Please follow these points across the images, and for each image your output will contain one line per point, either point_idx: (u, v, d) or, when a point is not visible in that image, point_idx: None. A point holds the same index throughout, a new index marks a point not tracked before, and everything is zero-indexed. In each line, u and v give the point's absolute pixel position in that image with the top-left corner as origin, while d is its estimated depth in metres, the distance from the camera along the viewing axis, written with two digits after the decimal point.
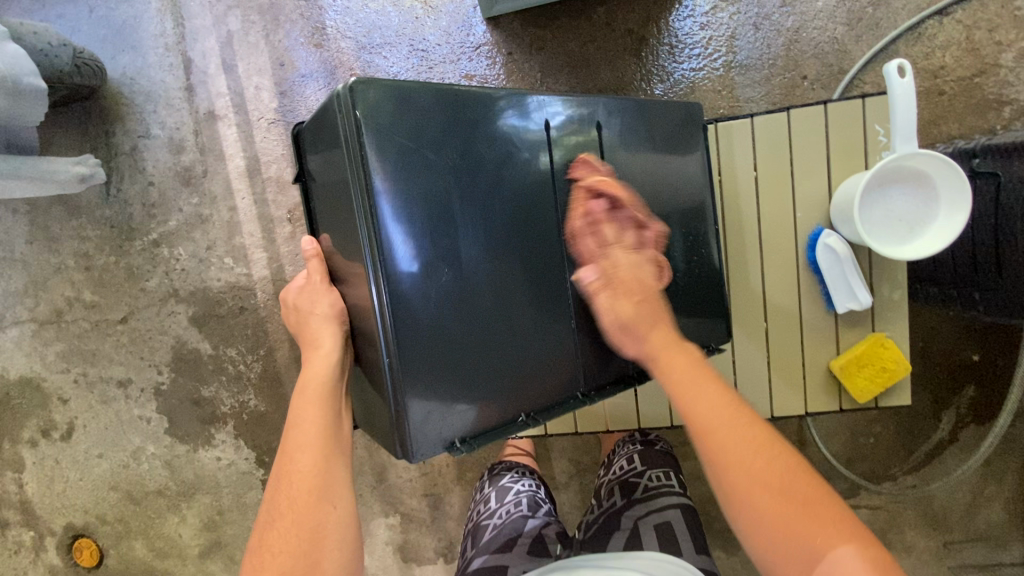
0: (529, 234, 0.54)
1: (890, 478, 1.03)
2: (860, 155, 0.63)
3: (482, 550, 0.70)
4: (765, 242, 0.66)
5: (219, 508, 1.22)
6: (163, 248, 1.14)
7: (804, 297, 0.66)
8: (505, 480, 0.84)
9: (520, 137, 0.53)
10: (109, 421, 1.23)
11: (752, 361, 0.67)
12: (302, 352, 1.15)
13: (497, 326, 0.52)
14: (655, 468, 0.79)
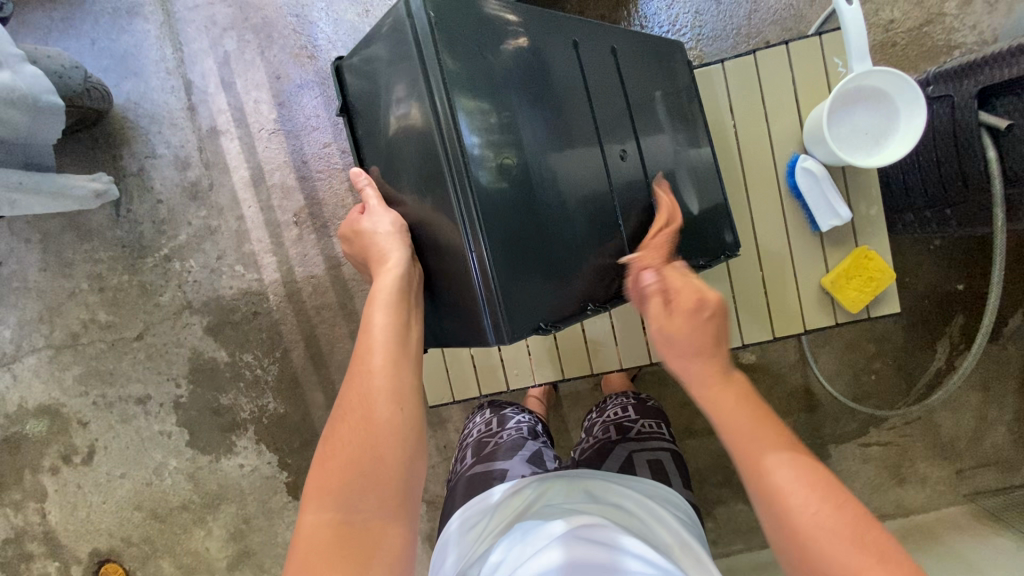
0: (581, 136, 0.56)
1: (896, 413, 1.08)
2: (825, 86, 0.69)
3: (486, 460, 0.75)
4: (747, 175, 0.71)
5: (245, 516, 1.23)
6: (175, 262, 1.18)
7: (790, 221, 0.71)
8: (509, 410, 0.88)
9: (563, 47, 0.56)
10: (129, 439, 1.24)
11: (749, 287, 0.72)
12: (316, 351, 1.18)
13: (562, 221, 0.54)
14: (648, 418, 0.82)
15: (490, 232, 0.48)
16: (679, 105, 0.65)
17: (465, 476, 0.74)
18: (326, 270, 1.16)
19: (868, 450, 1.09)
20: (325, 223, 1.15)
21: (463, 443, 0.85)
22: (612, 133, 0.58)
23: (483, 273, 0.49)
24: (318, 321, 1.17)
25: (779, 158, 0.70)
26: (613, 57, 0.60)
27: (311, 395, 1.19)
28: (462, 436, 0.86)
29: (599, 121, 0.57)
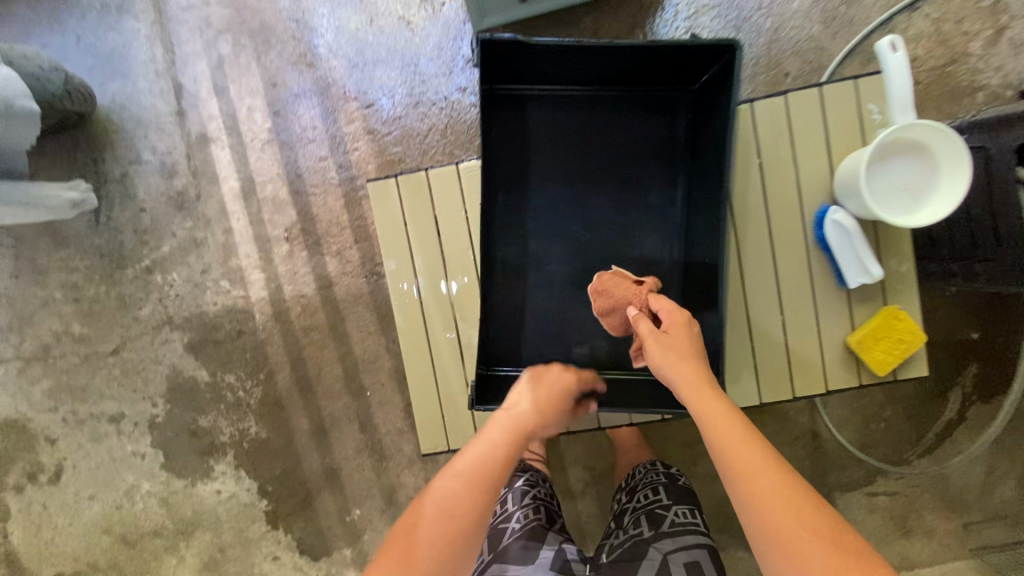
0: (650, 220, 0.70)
1: (904, 462, 1.04)
2: (858, 131, 0.64)
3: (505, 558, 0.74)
4: (774, 223, 0.66)
5: (221, 545, 1.17)
6: (156, 274, 1.12)
7: (816, 281, 0.66)
8: (522, 484, 0.85)
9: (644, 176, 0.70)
10: (101, 459, 1.17)
11: (771, 345, 0.67)
12: (303, 373, 1.12)
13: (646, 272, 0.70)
14: (681, 503, 0.78)
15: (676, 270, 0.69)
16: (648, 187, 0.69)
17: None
18: (316, 290, 1.10)
19: (874, 500, 1.05)
20: (318, 239, 1.10)
21: None
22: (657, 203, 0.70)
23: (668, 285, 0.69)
24: (307, 342, 1.11)
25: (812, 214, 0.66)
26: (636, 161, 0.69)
27: (296, 420, 1.13)
28: None
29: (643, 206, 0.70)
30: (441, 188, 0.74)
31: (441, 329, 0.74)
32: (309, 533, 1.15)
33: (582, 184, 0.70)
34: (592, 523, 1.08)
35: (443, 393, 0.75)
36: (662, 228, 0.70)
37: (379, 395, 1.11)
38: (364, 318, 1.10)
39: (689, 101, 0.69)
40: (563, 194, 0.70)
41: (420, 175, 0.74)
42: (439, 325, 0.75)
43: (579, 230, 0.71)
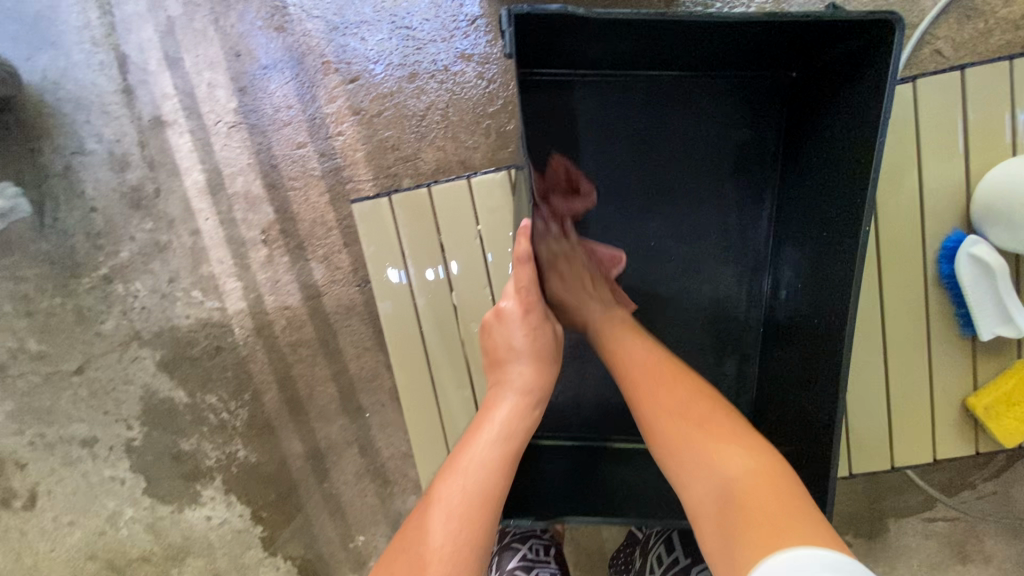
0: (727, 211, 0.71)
1: (968, 487, 0.94)
2: (998, 153, 0.64)
3: None
4: (900, 269, 0.66)
5: (215, 572, 1.08)
6: (117, 283, 0.97)
7: (936, 320, 0.66)
8: (517, 565, 0.78)
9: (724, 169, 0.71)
10: (76, 484, 1.07)
11: (881, 395, 0.68)
12: (293, 393, 0.99)
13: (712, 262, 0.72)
14: (700, 563, 0.67)
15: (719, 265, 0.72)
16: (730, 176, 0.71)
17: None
18: (302, 301, 0.95)
19: (932, 526, 0.96)
20: (300, 242, 0.94)
21: None
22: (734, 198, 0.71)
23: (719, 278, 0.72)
24: (295, 359, 0.98)
25: (890, 236, 0.66)
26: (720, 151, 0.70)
27: (288, 442, 1.02)
28: None
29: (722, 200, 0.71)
30: (445, 214, 0.74)
31: (443, 363, 0.75)
32: (309, 560, 1.06)
33: (660, 181, 0.71)
34: None
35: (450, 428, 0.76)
36: (738, 227, 0.71)
37: (379, 417, 0.99)
38: (359, 333, 0.96)
39: (776, 95, 0.69)
40: (641, 185, 0.71)
41: (422, 193, 0.73)
42: (444, 360, 0.76)
43: (649, 227, 0.72)
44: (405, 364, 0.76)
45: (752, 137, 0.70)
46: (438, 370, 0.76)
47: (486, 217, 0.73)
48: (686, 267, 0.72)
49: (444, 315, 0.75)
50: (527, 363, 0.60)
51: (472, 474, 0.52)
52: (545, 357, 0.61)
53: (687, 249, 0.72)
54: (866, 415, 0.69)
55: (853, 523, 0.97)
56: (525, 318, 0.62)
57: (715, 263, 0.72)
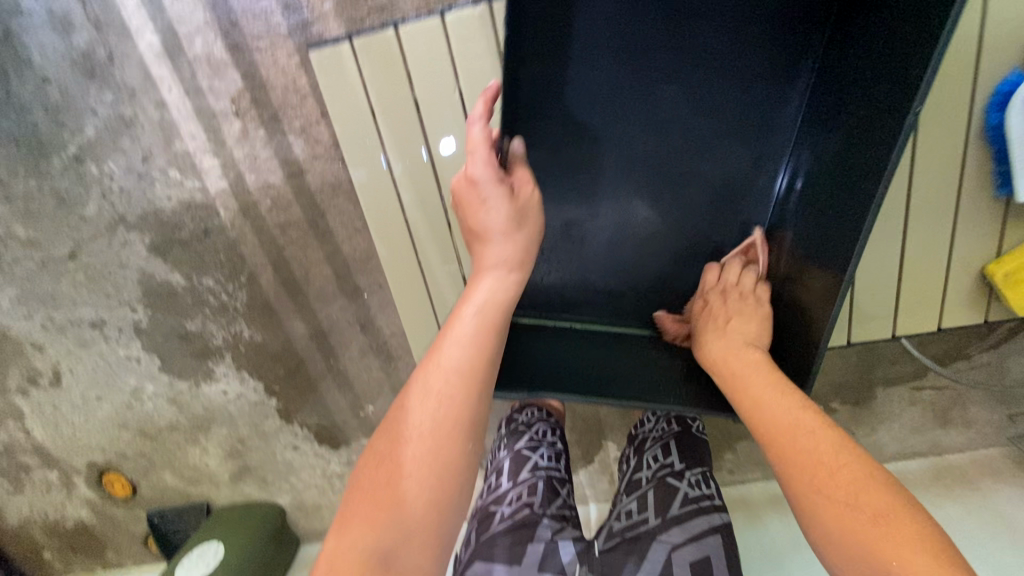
0: (745, 95, 0.69)
1: (963, 358, 0.95)
2: None
3: (485, 547, 0.64)
4: (944, 130, 0.72)
5: (239, 437, 1.16)
6: (89, 164, 0.92)
7: (977, 176, 0.74)
8: (524, 445, 0.80)
9: (759, 45, 0.67)
10: (95, 364, 1.11)
11: (893, 253, 0.78)
12: (289, 275, 0.98)
13: (716, 151, 0.71)
14: (694, 468, 0.71)
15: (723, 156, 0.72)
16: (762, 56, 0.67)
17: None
18: (285, 179, 0.90)
19: (918, 394, 0.99)
20: (275, 114, 0.86)
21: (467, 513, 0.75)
22: (757, 79, 0.68)
23: (717, 167, 0.72)
24: (287, 241, 0.95)
25: (935, 101, 0.71)
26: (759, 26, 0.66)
27: (290, 323, 1.03)
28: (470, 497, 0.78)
29: (744, 83, 0.68)
30: (422, 77, 0.69)
31: (429, 241, 0.77)
32: (325, 427, 1.14)
33: (685, 55, 0.67)
34: (613, 415, 1.05)
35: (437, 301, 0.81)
36: (755, 104, 0.69)
37: (377, 297, 1.00)
38: (348, 213, 0.92)
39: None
40: (666, 62, 0.67)
41: (390, 40, 0.67)
42: (428, 240, 0.77)
43: (661, 107, 0.69)
44: (391, 241, 0.78)
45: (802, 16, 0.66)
46: (418, 235, 0.77)
47: (465, 74, 0.69)
48: (699, 145, 0.71)
49: (430, 193, 0.75)
50: (498, 238, 0.60)
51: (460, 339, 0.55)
52: (519, 227, 0.61)
53: (705, 142, 0.71)
54: (887, 267, 0.79)
55: (841, 392, 0.99)
56: (486, 184, 0.60)
57: (727, 155, 0.72)
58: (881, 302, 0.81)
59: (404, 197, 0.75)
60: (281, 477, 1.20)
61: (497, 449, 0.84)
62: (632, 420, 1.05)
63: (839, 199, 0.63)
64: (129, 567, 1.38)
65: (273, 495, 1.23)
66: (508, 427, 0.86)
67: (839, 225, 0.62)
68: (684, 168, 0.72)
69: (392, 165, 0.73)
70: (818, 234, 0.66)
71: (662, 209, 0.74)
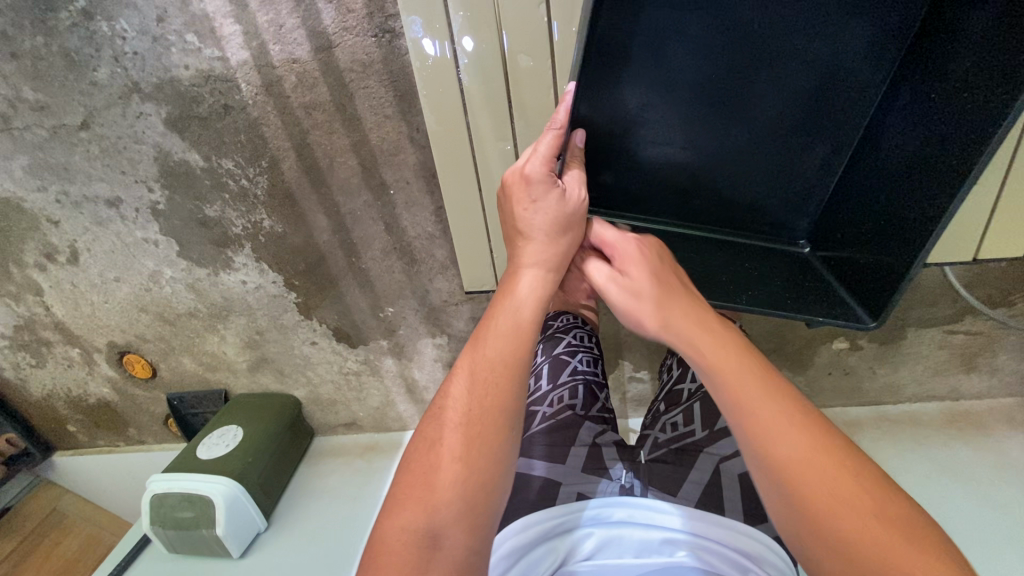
0: None
1: (1007, 304, 0.92)
2: None
3: (530, 442, 0.67)
4: None
5: (258, 329, 1.16)
6: (100, 21, 0.84)
7: None
8: (562, 350, 0.80)
9: None
10: (112, 244, 1.09)
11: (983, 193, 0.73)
12: (313, 164, 0.93)
13: (826, 33, 0.60)
14: None
15: (834, 37, 0.61)
16: None
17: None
18: (312, 54, 0.83)
19: (951, 337, 0.96)
20: None
21: None
22: None
23: (821, 51, 0.62)
24: (312, 125, 0.89)
25: None
26: None
27: (313, 216, 1.00)
28: None
29: None
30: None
31: (484, 116, 0.72)
32: (343, 326, 1.13)
33: None
34: (634, 335, 1.04)
35: (484, 184, 0.78)
36: None
37: (404, 195, 0.95)
38: (378, 97, 0.86)
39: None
40: None
41: None
42: (483, 115, 0.72)
43: None
44: (444, 113, 0.72)
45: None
46: (473, 108, 0.72)
47: None
48: (811, 19, 0.60)
49: (491, 59, 0.68)
50: (542, 239, 0.57)
51: (509, 330, 0.52)
52: (569, 228, 0.58)
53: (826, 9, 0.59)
54: (973, 205, 0.75)
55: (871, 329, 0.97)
56: (542, 184, 0.57)
57: (848, 26, 0.60)
58: (969, 217, 0.76)
59: (460, 60, 0.68)
60: (298, 371, 1.22)
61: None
62: (654, 341, 1.04)
63: (974, 99, 0.55)
64: (150, 444, 1.44)
65: (289, 389, 1.25)
66: (545, 334, 0.86)
67: (973, 129, 0.54)
68: (788, 50, 0.62)
69: (454, 20, 0.65)
70: (945, 133, 0.58)
71: (747, 98, 0.66)
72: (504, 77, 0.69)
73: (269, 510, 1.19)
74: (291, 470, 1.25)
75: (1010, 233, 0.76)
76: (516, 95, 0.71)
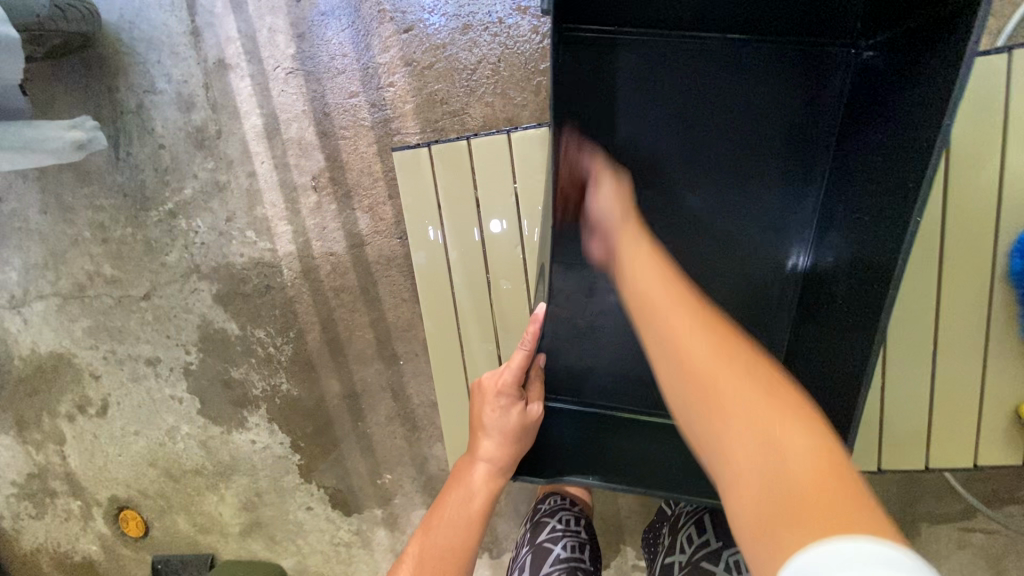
0: (752, 193, 0.70)
1: (1015, 501, 0.89)
2: None
3: None
4: (953, 276, 0.68)
5: (257, 490, 1.17)
6: (180, 219, 1.04)
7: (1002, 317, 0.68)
8: (546, 537, 0.80)
9: (775, 152, 0.68)
10: (141, 398, 1.18)
11: (914, 400, 0.72)
12: (334, 336, 1.05)
13: (729, 246, 0.71)
14: (732, 550, 0.70)
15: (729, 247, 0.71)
16: (773, 163, 0.69)
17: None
18: (347, 248, 0.99)
19: (967, 536, 0.91)
20: (348, 191, 0.96)
21: None
22: (766, 175, 0.69)
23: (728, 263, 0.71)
24: (339, 305, 1.02)
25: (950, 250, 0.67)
26: (769, 132, 0.68)
27: (327, 381, 1.08)
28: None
29: (749, 181, 0.69)
30: (484, 168, 0.77)
31: (473, 321, 0.82)
32: (341, 490, 1.14)
33: (694, 149, 0.69)
34: (632, 518, 1.02)
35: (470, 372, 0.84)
36: (779, 203, 0.69)
37: (412, 366, 1.04)
38: (397, 284, 0.99)
39: (844, 63, 0.65)
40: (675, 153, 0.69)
41: (460, 146, 0.77)
42: (472, 321, 0.82)
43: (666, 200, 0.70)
44: (440, 318, 0.83)
45: (804, 111, 0.67)
46: (464, 315, 0.82)
47: (522, 177, 0.77)
48: (715, 238, 0.71)
49: (476, 274, 0.81)
50: (496, 440, 0.63)
51: (463, 511, 0.62)
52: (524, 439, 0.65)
53: (724, 228, 0.70)
54: (911, 412, 0.72)
55: None
56: (505, 397, 0.64)
57: (749, 242, 0.71)
58: (910, 429, 0.73)
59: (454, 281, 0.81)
60: (288, 538, 1.19)
61: (520, 542, 0.84)
62: None
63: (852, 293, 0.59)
64: None
65: (277, 557, 1.21)
66: (532, 516, 0.86)
67: (852, 316, 0.58)
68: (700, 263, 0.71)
69: (447, 245, 0.80)
70: (837, 321, 0.61)
71: None
72: (490, 293, 0.81)
73: None
74: None
75: (955, 437, 0.72)
76: (498, 308, 0.81)
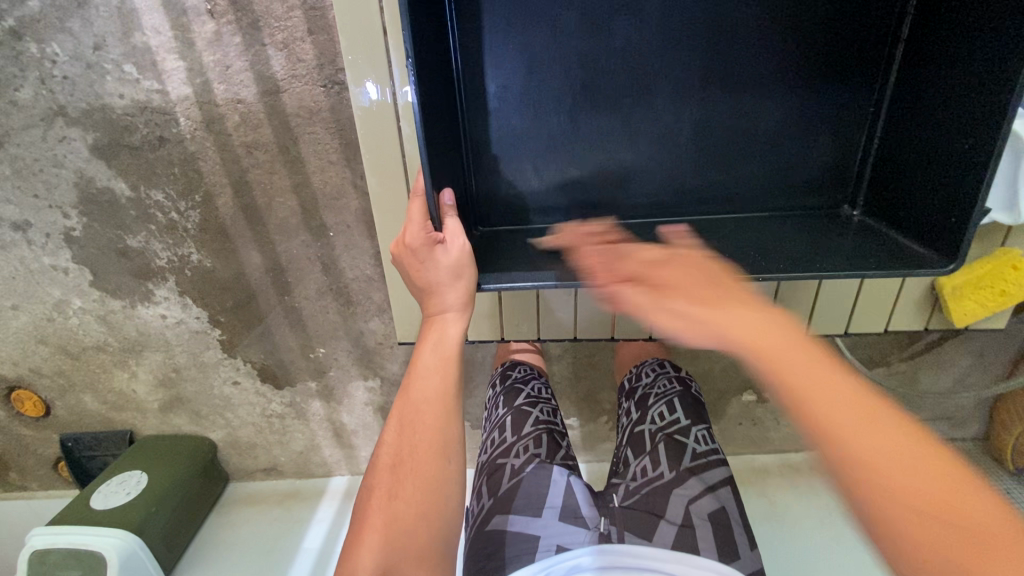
0: (727, 106, 0.75)
1: (884, 364, 1.04)
2: None
3: (504, 502, 0.70)
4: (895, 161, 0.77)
5: (175, 366, 1.10)
6: (28, 42, 0.81)
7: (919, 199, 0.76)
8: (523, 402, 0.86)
9: (779, 69, 0.72)
10: (14, 269, 1.01)
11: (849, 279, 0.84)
12: (251, 202, 0.92)
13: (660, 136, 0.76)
14: (698, 425, 0.78)
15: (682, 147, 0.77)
16: (772, 76, 0.73)
17: (484, 533, 0.69)
18: (258, 96, 0.84)
19: None
20: (256, 21, 0.79)
21: (477, 462, 0.81)
22: (752, 95, 0.74)
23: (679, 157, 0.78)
24: (254, 164, 0.89)
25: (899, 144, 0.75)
26: (781, 54, 0.71)
27: (245, 252, 0.97)
28: (481, 444, 0.84)
29: (736, 97, 0.74)
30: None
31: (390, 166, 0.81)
32: (270, 365, 1.09)
33: (714, 54, 0.71)
34: (563, 383, 1.08)
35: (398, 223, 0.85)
36: (743, 121, 0.75)
37: (344, 238, 0.96)
38: (324, 143, 0.87)
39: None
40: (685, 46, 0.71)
41: None
42: (390, 162, 0.80)
43: (654, 86, 0.73)
44: (382, 177, 0.81)
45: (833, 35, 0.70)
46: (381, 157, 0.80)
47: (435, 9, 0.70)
48: (672, 131, 0.76)
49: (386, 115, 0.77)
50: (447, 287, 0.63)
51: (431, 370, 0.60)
52: (461, 271, 0.64)
53: (694, 119, 0.75)
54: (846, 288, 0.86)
55: None
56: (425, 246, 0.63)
57: (688, 132, 0.76)
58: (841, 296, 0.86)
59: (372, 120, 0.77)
60: (215, 412, 1.15)
61: (495, 405, 0.90)
62: (582, 389, 1.09)
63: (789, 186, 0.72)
64: (34, 490, 1.29)
65: (204, 431, 1.18)
66: (505, 383, 0.93)
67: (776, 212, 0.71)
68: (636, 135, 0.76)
69: (396, 107, 0.76)
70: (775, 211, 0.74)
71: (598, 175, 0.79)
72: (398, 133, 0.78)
73: (170, 564, 1.12)
74: (197, 517, 1.17)
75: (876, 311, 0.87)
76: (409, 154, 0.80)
